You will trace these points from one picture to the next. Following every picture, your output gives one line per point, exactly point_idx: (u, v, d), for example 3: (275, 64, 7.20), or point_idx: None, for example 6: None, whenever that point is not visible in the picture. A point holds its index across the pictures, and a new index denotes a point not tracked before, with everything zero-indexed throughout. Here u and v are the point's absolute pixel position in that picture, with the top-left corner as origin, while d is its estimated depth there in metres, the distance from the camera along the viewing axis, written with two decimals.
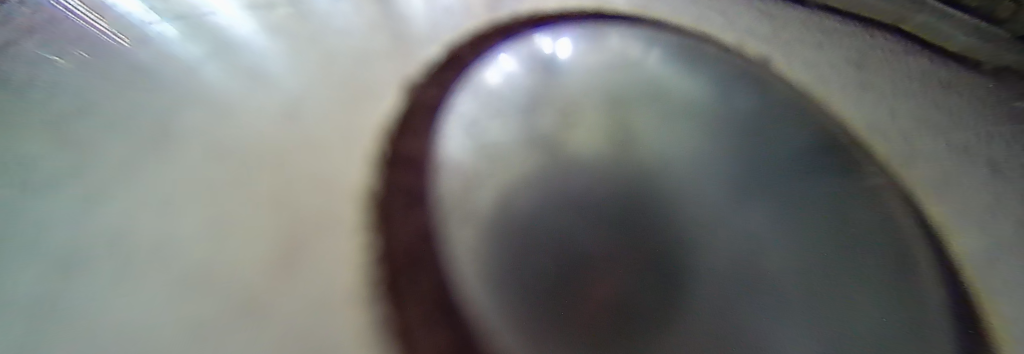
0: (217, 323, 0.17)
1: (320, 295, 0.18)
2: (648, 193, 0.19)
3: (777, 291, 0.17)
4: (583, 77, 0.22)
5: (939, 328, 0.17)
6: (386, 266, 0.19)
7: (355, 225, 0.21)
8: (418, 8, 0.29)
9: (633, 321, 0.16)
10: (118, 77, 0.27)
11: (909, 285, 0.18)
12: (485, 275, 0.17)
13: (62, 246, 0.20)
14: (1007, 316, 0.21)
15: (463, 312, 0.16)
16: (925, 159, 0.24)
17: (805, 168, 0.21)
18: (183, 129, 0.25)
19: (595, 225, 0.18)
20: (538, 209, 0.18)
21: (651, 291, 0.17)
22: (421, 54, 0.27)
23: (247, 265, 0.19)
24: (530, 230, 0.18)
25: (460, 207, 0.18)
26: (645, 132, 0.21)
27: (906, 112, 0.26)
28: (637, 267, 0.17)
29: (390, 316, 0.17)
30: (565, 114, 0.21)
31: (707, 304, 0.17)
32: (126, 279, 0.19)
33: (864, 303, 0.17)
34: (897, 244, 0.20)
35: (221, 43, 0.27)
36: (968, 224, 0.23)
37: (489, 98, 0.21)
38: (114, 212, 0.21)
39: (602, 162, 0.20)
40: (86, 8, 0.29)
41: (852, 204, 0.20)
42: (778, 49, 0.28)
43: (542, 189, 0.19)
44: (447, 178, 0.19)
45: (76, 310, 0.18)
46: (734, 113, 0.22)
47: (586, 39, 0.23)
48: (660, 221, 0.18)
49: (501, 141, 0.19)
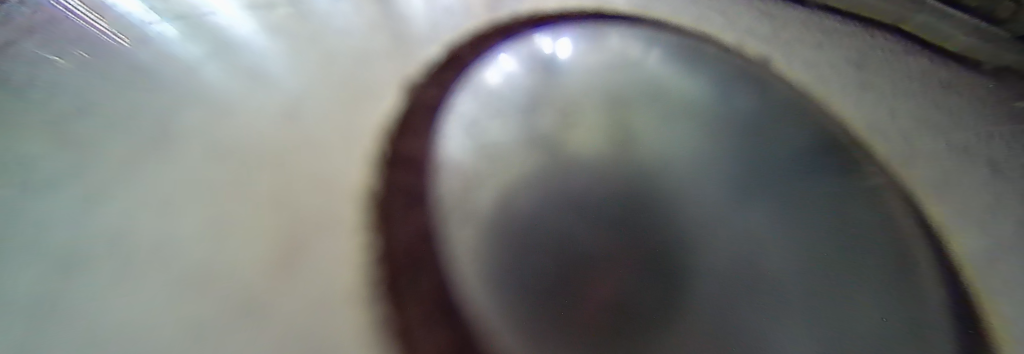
0: (218, 323, 0.17)
1: (320, 295, 0.18)
2: (648, 193, 0.19)
3: (778, 291, 0.17)
4: (583, 76, 0.22)
5: (939, 328, 0.17)
6: (385, 266, 0.19)
7: (355, 225, 0.20)
8: (418, 8, 0.29)
9: (633, 321, 0.16)
10: (118, 77, 0.27)
11: (910, 285, 0.18)
12: (485, 275, 0.17)
13: (62, 246, 0.20)
14: (1008, 316, 0.21)
15: (463, 312, 0.16)
16: (925, 159, 0.24)
17: (805, 167, 0.21)
18: (182, 129, 0.25)
19: (596, 224, 0.18)
20: (539, 208, 0.18)
21: (652, 291, 0.17)
22: (421, 54, 0.27)
23: (247, 265, 0.19)
24: (530, 230, 0.17)
25: (460, 207, 0.18)
26: (644, 132, 0.21)
27: (906, 112, 0.26)
28: (638, 267, 0.17)
29: (390, 316, 0.17)
30: (566, 114, 0.21)
31: (707, 304, 0.17)
32: (126, 280, 0.19)
33: (867, 303, 0.17)
34: (897, 244, 0.20)
35: (220, 43, 0.27)
36: (968, 224, 0.23)
37: (489, 98, 0.21)
38: (114, 212, 0.21)
39: (602, 162, 0.20)
40: (86, 8, 0.29)
41: (852, 204, 0.20)
42: (778, 49, 0.28)
43: (542, 188, 0.19)
44: (447, 178, 0.19)
45: (76, 310, 0.18)
46: (734, 113, 0.22)
47: (586, 39, 0.23)
48: (659, 221, 0.19)
49: (501, 140, 0.19)
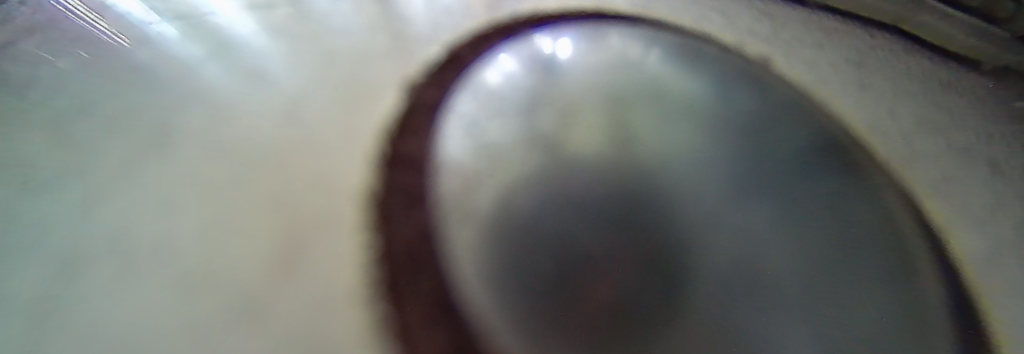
0: (218, 323, 0.17)
1: (321, 297, 0.18)
2: (649, 194, 0.19)
3: (777, 287, 0.17)
4: (582, 78, 0.21)
5: (941, 329, 0.17)
6: (386, 266, 0.19)
7: (354, 225, 0.20)
8: (417, 9, 0.29)
9: (632, 320, 0.16)
10: (118, 77, 0.27)
11: (911, 285, 0.18)
12: (486, 275, 0.17)
13: (61, 248, 0.20)
14: (1006, 312, 0.21)
15: (462, 313, 0.16)
16: (924, 160, 0.24)
17: (809, 167, 0.20)
18: (182, 129, 0.25)
19: (596, 223, 0.18)
20: (539, 211, 0.18)
21: (650, 291, 0.17)
22: (421, 53, 0.27)
23: (247, 266, 0.19)
24: (531, 229, 0.18)
25: (461, 207, 0.18)
26: (645, 132, 0.21)
27: (907, 113, 0.26)
28: (638, 267, 0.17)
29: (389, 315, 0.17)
30: (565, 113, 0.21)
31: (707, 309, 0.17)
32: (127, 279, 0.19)
33: (868, 303, 0.17)
34: (897, 242, 0.20)
35: (219, 42, 0.27)
36: (967, 224, 0.23)
37: (489, 97, 0.20)
38: (114, 212, 0.22)
39: (601, 162, 0.20)
40: (86, 8, 0.29)
41: (853, 203, 0.20)
42: (779, 49, 0.28)
43: (542, 187, 0.19)
44: (447, 177, 0.19)
45: (81, 310, 0.18)
46: (735, 114, 0.22)
47: (586, 39, 0.23)
48: (661, 222, 0.18)
49: (501, 141, 0.19)
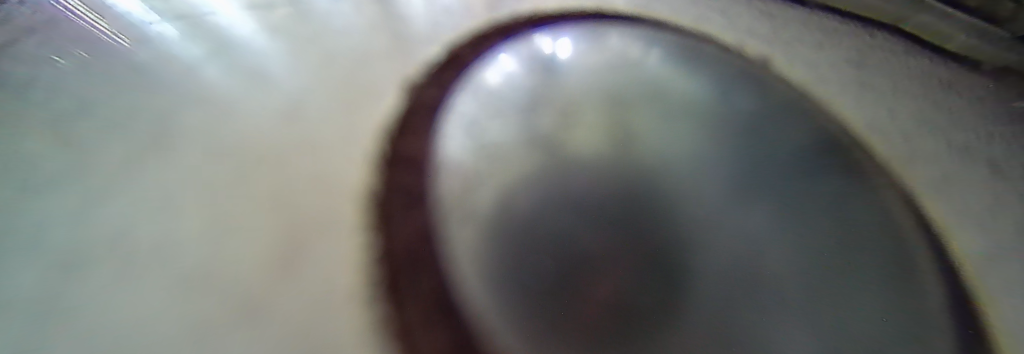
0: (217, 323, 0.17)
1: (321, 296, 0.18)
2: (648, 194, 0.19)
3: (779, 295, 0.17)
4: (582, 78, 0.22)
5: (940, 328, 0.17)
6: (386, 266, 0.19)
7: (355, 224, 0.21)
8: (417, 8, 0.29)
9: (632, 322, 0.16)
10: (118, 77, 0.27)
11: (911, 283, 0.18)
12: (486, 276, 0.16)
13: (65, 249, 0.21)
14: (1010, 313, 0.21)
15: (463, 313, 0.16)
16: (924, 160, 0.25)
17: (808, 167, 0.21)
18: (182, 128, 0.25)
19: (596, 223, 0.17)
20: (539, 210, 0.18)
21: (651, 293, 0.17)
22: (422, 53, 0.27)
23: (246, 266, 0.19)
24: (530, 228, 0.17)
25: (460, 207, 0.18)
26: (645, 131, 0.20)
27: (906, 113, 0.26)
28: (638, 268, 0.17)
29: (389, 315, 0.17)
30: (565, 113, 0.21)
31: (706, 312, 0.17)
32: (128, 279, 0.19)
33: (868, 305, 0.17)
34: (898, 242, 0.20)
35: (220, 42, 0.27)
36: (971, 224, 0.23)
37: (489, 97, 0.20)
38: (113, 212, 0.22)
39: (601, 163, 0.20)
40: (86, 8, 0.29)
41: (852, 204, 0.20)
42: (779, 50, 0.28)
43: (542, 186, 0.19)
44: (447, 177, 0.19)
45: (82, 310, 0.18)
46: (734, 113, 0.22)
47: (585, 39, 0.23)
48: (661, 223, 0.18)
49: (502, 141, 0.19)
